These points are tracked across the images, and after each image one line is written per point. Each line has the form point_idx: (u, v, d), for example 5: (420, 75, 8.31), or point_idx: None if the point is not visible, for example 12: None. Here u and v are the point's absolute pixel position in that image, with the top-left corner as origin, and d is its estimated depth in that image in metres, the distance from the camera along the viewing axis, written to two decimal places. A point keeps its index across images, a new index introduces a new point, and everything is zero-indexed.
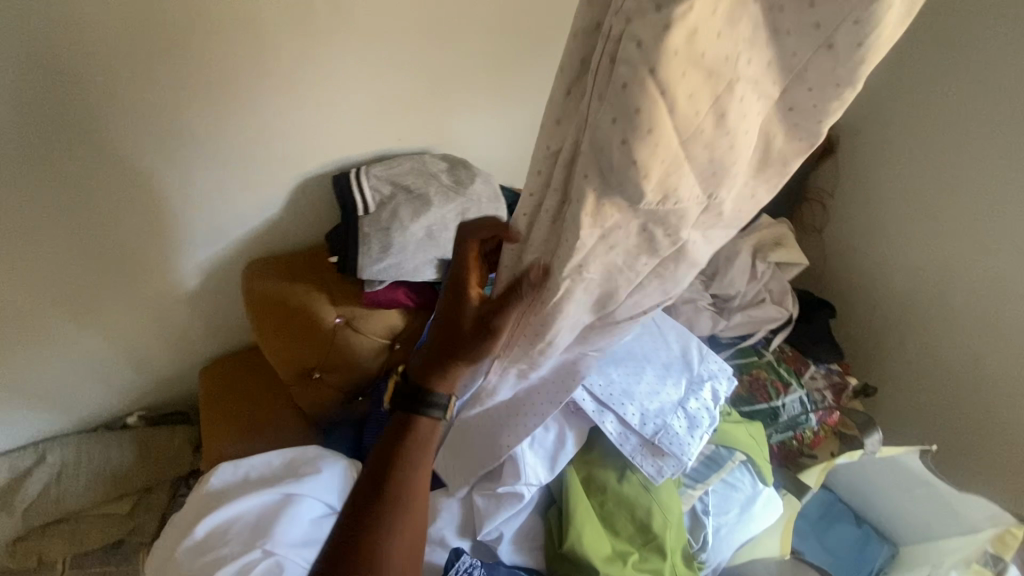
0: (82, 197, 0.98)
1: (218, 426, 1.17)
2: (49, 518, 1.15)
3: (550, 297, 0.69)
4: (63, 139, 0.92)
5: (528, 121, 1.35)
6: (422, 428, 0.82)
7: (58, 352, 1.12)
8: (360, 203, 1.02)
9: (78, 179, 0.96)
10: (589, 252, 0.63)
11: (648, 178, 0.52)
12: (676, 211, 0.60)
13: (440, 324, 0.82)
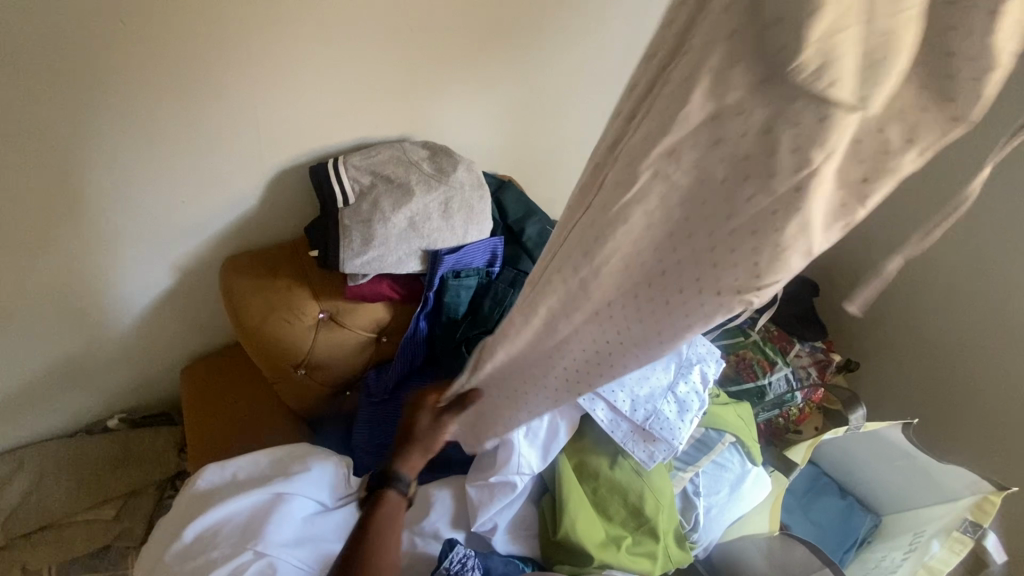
0: (43, 194, 0.93)
1: (202, 426, 1.15)
2: (32, 526, 1.12)
3: (624, 195, 0.62)
4: (16, 132, 0.86)
5: (510, 104, 1.31)
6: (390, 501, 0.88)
7: (30, 357, 1.08)
8: (339, 194, 0.99)
9: (37, 175, 0.91)
10: (688, 132, 0.56)
11: (814, 22, 0.45)
12: (804, 101, 0.50)
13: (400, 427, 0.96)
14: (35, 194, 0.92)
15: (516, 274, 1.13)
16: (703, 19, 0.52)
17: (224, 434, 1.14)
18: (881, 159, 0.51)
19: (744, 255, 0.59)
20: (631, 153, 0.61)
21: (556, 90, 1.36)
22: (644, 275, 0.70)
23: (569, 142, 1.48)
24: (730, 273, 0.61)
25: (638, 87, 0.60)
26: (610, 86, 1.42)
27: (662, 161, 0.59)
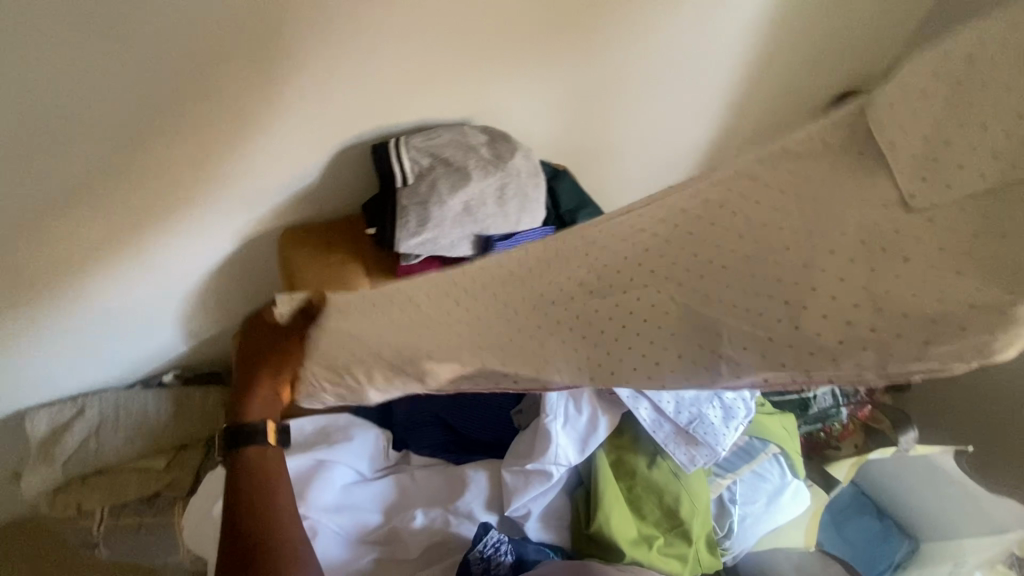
0: (118, 160, 0.97)
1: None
2: (89, 468, 1.19)
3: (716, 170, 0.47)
4: (99, 100, 0.90)
5: (571, 93, 1.30)
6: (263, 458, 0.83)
7: (98, 312, 1.14)
8: (399, 174, 0.99)
9: (114, 140, 0.95)
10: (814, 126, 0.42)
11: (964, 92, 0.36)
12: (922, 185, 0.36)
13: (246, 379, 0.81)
14: (111, 158, 0.96)
15: None
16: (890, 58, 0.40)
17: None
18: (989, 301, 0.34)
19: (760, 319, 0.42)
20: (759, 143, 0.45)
21: (619, 82, 1.33)
22: (645, 288, 0.48)
23: (628, 136, 1.45)
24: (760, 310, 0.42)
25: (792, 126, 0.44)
26: (673, 80, 1.39)
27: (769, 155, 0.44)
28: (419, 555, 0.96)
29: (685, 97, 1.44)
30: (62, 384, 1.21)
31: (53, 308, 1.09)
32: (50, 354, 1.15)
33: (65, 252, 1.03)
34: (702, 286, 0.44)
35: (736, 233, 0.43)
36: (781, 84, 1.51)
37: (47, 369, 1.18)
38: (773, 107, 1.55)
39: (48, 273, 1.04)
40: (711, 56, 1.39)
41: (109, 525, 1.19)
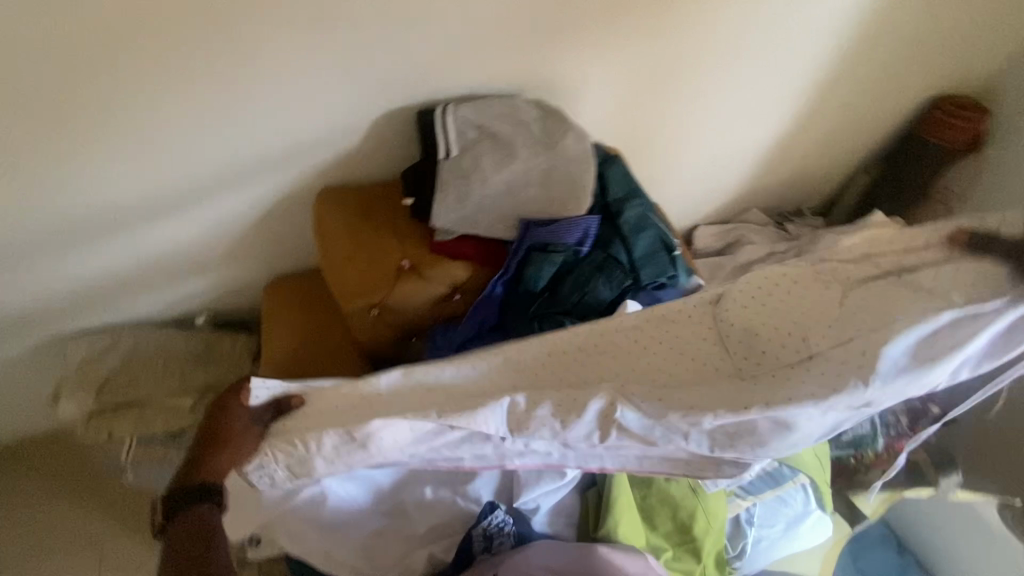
0: (153, 98, 0.96)
1: (221, 449, 0.82)
2: (120, 398, 1.23)
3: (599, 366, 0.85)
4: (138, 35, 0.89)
5: (631, 73, 1.21)
6: (201, 519, 0.77)
7: (128, 251, 1.15)
8: (442, 144, 0.94)
9: (150, 77, 0.94)
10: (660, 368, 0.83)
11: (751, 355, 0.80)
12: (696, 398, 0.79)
13: (205, 439, 0.84)
14: (147, 94, 0.96)
15: (608, 258, 1.03)
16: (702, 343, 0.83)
17: (226, 451, 0.82)
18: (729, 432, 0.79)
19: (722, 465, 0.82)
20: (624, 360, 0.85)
21: (683, 63, 1.24)
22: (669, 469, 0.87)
23: (685, 121, 1.36)
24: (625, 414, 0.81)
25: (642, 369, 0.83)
26: (741, 65, 1.30)
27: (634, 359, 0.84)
28: (425, 532, 0.96)
29: (749, 85, 1.35)
30: (96, 316, 1.25)
31: (95, 241, 1.11)
32: (87, 287, 1.18)
33: (110, 187, 1.05)
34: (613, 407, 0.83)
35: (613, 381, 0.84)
36: (844, 75, 1.42)
37: (82, 302, 1.21)
38: (833, 99, 1.46)
39: (94, 208, 1.06)
40: (781, 42, 1.29)
41: (135, 453, 1.24)
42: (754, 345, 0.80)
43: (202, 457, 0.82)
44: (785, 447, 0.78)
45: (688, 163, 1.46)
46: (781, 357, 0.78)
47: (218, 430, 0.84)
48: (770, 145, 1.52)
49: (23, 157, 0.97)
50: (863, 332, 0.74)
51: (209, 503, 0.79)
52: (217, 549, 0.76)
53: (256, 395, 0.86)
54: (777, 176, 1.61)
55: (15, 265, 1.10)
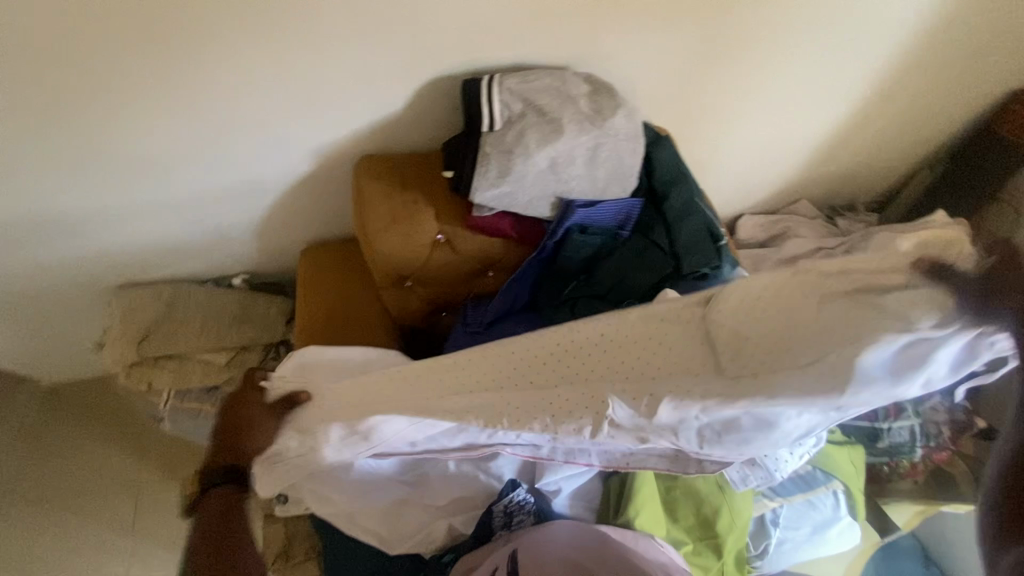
0: (195, 61, 0.94)
1: (244, 436, 0.86)
2: (160, 351, 1.27)
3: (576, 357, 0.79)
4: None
5: (690, 49, 1.14)
6: (232, 501, 0.83)
7: (171, 211, 1.17)
8: (486, 117, 0.91)
9: (192, 40, 0.91)
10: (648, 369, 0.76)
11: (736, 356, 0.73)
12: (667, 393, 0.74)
13: (227, 426, 0.86)
14: (189, 58, 0.93)
15: (647, 245, 1.01)
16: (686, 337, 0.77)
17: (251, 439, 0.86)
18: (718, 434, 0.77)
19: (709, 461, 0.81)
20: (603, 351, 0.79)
21: (744, 39, 1.16)
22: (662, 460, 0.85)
23: (738, 103, 1.28)
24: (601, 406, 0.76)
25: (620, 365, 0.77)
26: (806, 44, 1.21)
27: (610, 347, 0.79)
28: (446, 504, 0.98)
29: (813, 66, 1.25)
30: (138, 271, 1.29)
31: (137, 199, 1.13)
32: (131, 243, 1.21)
33: (147, 145, 1.04)
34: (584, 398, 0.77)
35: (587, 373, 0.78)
36: (919, 62, 1.31)
37: (126, 257, 1.24)
38: (903, 85, 1.36)
39: (135, 166, 1.07)
40: (855, 19, 1.19)
41: (174, 404, 1.31)
42: (759, 337, 0.72)
43: (229, 445, 0.85)
44: (768, 443, 0.76)
45: (737, 148, 1.39)
46: (766, 361, 0.71)
47: (241, 419, 0.87)
48: (828, 133, 1.43)
49: (63, 113, 0.96)
50: (840, 344, 0.67)
51: (240, 487, 0.84)
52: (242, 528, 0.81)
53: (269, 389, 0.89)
54: (832, 165, 1.52)
55: (58, 218, 1.12)
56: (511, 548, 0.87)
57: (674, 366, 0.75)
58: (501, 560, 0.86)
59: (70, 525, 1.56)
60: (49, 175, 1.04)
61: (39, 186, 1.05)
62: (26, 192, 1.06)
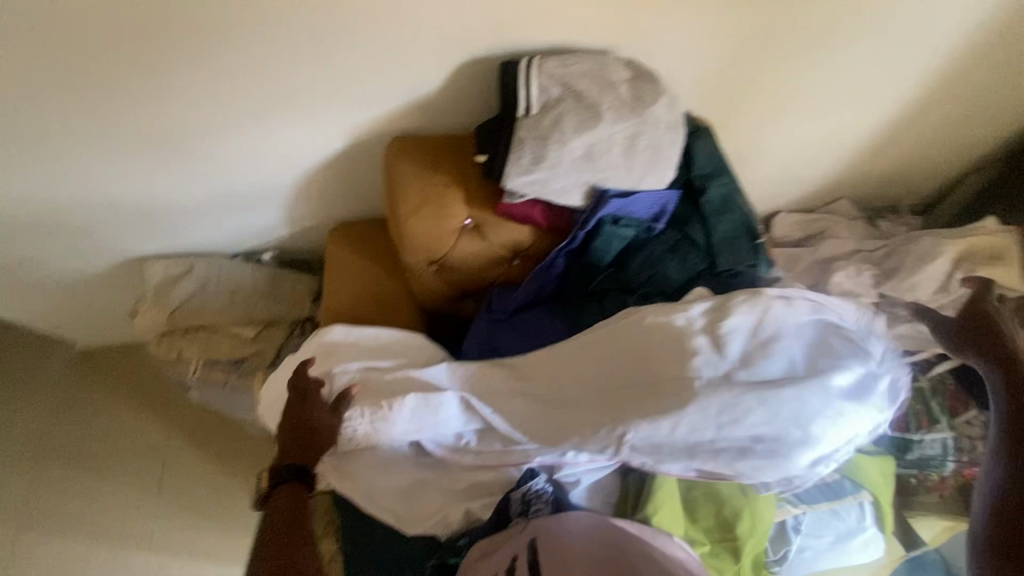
0: (231, 33, 0.93)
1: (309, 435, 0.92)
2: (190, 322, 1.30)
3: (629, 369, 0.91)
4: None
5: (736, 37, 1.09)
6: (299, 497, 0.87)
7: (204, 183, 1.18)
8: (523, 101, 0.89)
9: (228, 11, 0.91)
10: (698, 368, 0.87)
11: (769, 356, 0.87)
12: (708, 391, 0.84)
13: (294, 424, 0.93)
14: (225, 30, 0.93)
15: (680, 238, 0.99)
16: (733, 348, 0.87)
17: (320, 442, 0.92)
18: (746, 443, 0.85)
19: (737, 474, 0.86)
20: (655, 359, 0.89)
21: (794, 29, 1.11)
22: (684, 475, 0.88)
23: (782, 96, 1.24)
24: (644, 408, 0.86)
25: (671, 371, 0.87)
26: (859, 35, 1.15)
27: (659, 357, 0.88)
28: (464, 489, 0.98)
29: (864, 60, 1.20)
30: (170, 242, 1.31)
31: (171, 171, 1.14)
32: (165, 214, 1.24)
33: (185, 118, 1.05)
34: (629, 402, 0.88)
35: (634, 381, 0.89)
36: (982, 58, 1.23)
37: (160, 227, 1.27)
38: (961, 83, 1.28)
39: (172, 138, 1.08)
40: (916, 10, 1.12)
41: (202, 373, 1.33)
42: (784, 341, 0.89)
43: (296, 444, 0.91)
44: (781, 465, 0.85)
45: (778, 143, 1.35)
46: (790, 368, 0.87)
47: (307, 417, 0.93)
48: (875, 131, 1.37)
49: (102, 82, 0.97)
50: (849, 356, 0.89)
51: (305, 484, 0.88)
52: (307, 523, 0.85)
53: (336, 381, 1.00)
54: (877, 165, 1.46)
55: (97, 187, 1.15)
56: (531, 538, 0.86)
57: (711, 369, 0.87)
58: (521, 549, 0.86)
59: (100, 484, 1.62)
60: (91, 144, 1.07)
61: (80, 154, 1.08)
62: (68, 160, 1.09)
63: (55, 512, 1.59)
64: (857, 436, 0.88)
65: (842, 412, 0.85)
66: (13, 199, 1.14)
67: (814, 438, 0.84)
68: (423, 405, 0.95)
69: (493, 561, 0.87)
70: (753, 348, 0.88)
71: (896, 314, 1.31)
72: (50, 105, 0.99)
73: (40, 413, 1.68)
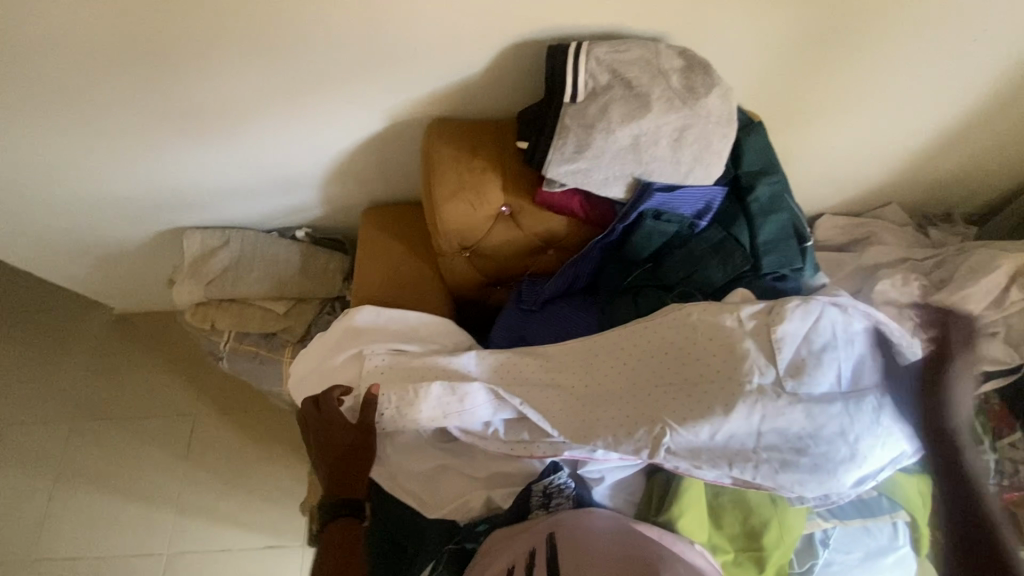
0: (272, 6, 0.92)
1: (357, 461, 0.93)
2: (224, 293, 1.33)
3: (672, 363, 0.88)
4: None
5: (796, 28, 1.04)
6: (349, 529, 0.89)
7: (243, 157, 1.19)
8: (569, 87, 0.86)
9: None
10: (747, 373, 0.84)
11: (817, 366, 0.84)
12: (759, 396, 0.82)
13: (342, 449, 0.93)
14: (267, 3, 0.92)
15: (724, 237, 0.96)
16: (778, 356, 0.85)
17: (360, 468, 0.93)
18: (785, 453, 0.83)
19: (769, 483, 0.84)
20: (697, 360, 0.87)
21: (861, 21, 1.04)
22: (715, 481, 0.87)
23: (839, 94, 1.18)
24: (681, 407, 0.85)
25: (719, 372, 0.85)
26: (931, 32, 1.07)
27: (702, 360, 0.86)
28: (486, 476, 0.98)
29: (932, 59, 1.12)
30: (210, 213, 1.34)
31: (211, 143, 1.16)
32: (205, 186, 1.26)
33: (228, 92, 1.05)
34: (668, 398, 0.86)
35: (673, 377, 0.87)
36: None
37: (199, 198, 1.29)
38: None
39: (215, 111, 1.09)
40: (995, 7, 1.04)
41: (232, 345, 1.35)
42: (836, 353, 0.86)
43: (345, 472, 0.92)
44: (822, 479, 0.82)
45: (829, 143, 1.29)
46: (841, 377, 0.85)
47: (353, 439, 0.94)
48: (936, 134, 1.29)
49: (146, 52, 0.98)
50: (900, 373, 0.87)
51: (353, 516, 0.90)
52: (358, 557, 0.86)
53: (370, 360, 1.00)
54: (934, 170, 1.38)
55: (142, 157, 1.18)
56: (550, 530, 0.86)
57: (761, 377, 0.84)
58: (539, 539, 0.85)
59: (133, 445, 1.69)
60: (137, 114, 1.09)
61: (128, 124, 1.11)
62: (117, 129, 1.11)
63: (91, 469, 1.66)
64: (900, 455, 0.86)
65: (886, 430, 0.83)
66: (66, 165, 1.18)
67: (854, 453, 0.82)
68: (452, 396, 0.94)
69: (510, 550, 0.87)
70: (805, 355, 0.85)
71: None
72: (99, 74, 1.01)
73: (83, 372, 1.76)
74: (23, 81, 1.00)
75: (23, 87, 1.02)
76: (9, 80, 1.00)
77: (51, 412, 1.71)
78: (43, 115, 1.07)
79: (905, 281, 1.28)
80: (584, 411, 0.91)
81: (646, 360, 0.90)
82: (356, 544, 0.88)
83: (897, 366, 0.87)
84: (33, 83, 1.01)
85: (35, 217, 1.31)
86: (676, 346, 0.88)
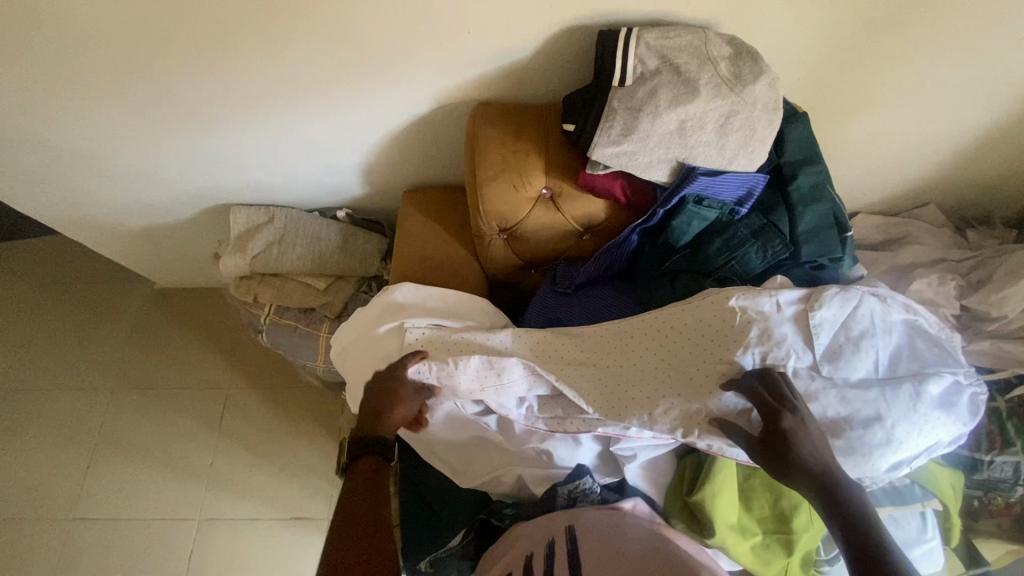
0: None
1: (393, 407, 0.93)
2: (268, 269, 1.38)
3: (712, 344, 0.89)
4: None
5: (844, 21, 1.04)
6: (375, 470, 0.87)
7: (291, 136, 1.24)
8: (618, 71, 0.89)
9: None
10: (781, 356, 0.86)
11: (854, 353, 0.86)
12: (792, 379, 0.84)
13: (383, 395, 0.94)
14: None
15: (764, 225, 0.97)
16: (814, 341, 0.86)
17: (394, 415, 0.93)
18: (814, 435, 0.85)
19: None
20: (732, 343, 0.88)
21: (912, 15, 1.04)
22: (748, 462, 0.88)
23: (883, 89, 1.17)
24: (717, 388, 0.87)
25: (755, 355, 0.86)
26: (983, 29, 1.07)
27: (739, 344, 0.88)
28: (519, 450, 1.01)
29: (981, 56, 1.11)
30: (256, 190, 1.39)
31: (263, 121, 1.20)
32: (253, 163, 1.31)
33: (284, 72, 1.10)
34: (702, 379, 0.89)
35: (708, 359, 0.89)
36: None
37: (247, 176, 1.34)
38: None
39: (270, 90, 1.13)
40: None
41: (272, 319, 1.39)
42: (874, 341, 0.86)
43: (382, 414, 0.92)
44: (856, 462, 0.84)
45: (868, 139, 1.29)
46: (877, 365, 0.86)
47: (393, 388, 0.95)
48: (980, 134, 1.28)
49: (208, 32, 1.02)
50: (938, 364, 0.87)
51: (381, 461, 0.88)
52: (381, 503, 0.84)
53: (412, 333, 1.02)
54: (976, 171, 1.37)
55: (196, 132, 1.23)
56: (568, 522, 0.88)
57: (796, 360, 0.85)
58: (558, 529, 0.87)
59: (169, 415, 1.75)
60: (195, 92, 1.13)
61: (185, 100, 1.15)
62: (176, 105, 1.16)
63: (129, 436, 1.73)
64: (935, 444, 0.86)
65: (923, 419, 0.84)
66: (124, 139, 1.24)
67: (890, 439, 0.83)
68: (489, 369, 0.97)
69: (525, 542, 0.88)
70: (841, 342, 0.86)
71: (978, 329, 1.24)
72: (164, 52, 1.05)
73: (124, 342, 1.83)
74: (93, 55, 1.05)
75: (92, 62, 1.07)
76: (81, 54, 1.05)
77: (93, 379, 1.79)
78: (109, 89, 1.12)
79: (940, 281, 1.26)
80: (618, 391, 0.93)
81: (681, 342, 0.92)
82: (381, 485, 0.86)
83: (935, 357, 0.87)
84: (102, 59, 1.06)
85: (91, 190, 1.38)
86: (711, 327, 0.90)
